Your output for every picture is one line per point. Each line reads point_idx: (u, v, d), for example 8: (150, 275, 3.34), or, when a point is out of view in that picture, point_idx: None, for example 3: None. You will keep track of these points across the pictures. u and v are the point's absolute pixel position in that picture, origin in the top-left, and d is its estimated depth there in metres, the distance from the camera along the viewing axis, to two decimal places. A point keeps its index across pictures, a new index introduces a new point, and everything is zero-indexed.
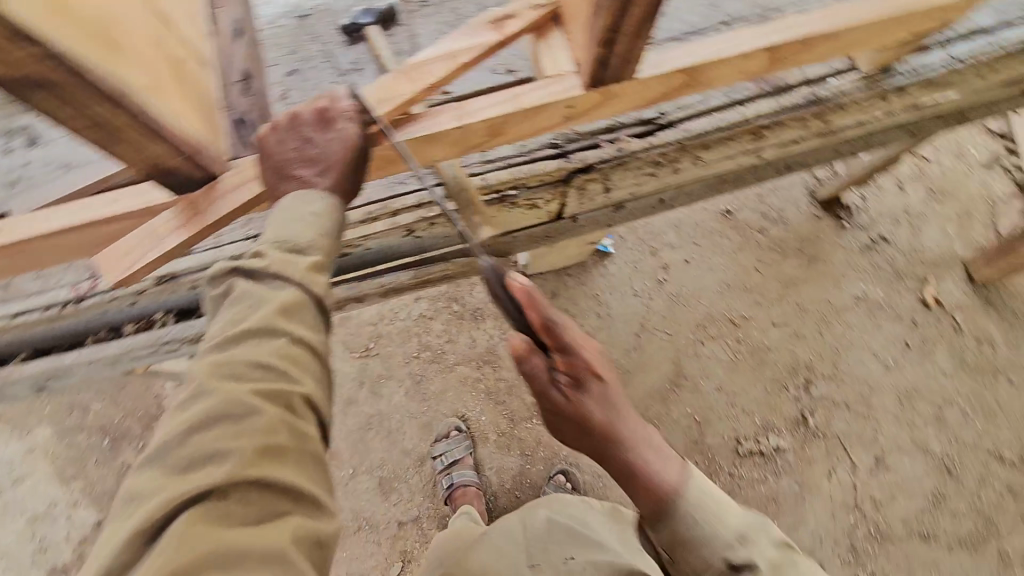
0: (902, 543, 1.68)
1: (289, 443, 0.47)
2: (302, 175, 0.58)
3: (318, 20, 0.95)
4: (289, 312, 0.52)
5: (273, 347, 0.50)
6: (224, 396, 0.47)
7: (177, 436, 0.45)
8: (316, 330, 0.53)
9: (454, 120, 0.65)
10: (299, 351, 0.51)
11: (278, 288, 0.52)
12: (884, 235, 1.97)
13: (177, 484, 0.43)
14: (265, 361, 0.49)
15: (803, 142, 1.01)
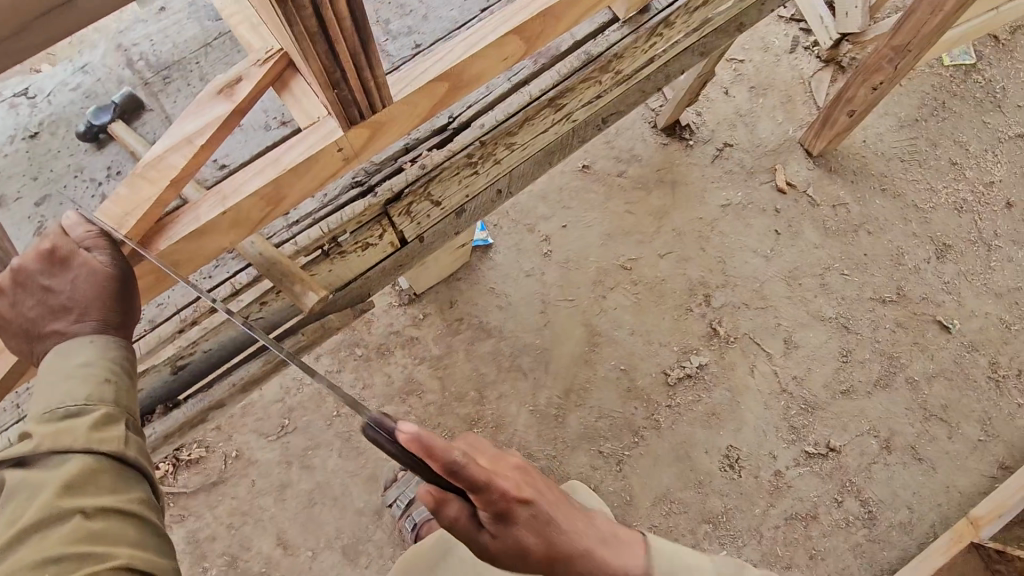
0: (830, 406, 1.83)
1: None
2: (59, 329, 0.57)
3: (52, 134, 0.88)
4: (74, 485, 0.51)
5: (64, 532, 0.49)
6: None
7: None
8: (116, 490, 0.53)
9: (218, 206, 0.61)
10: (99, 522, 0.51)
11: (63, 462, 0.52)
12: (727, 140, 2.10)
13: None
14: (55, 553, 0.48)
15: (605, 95, 1.04)
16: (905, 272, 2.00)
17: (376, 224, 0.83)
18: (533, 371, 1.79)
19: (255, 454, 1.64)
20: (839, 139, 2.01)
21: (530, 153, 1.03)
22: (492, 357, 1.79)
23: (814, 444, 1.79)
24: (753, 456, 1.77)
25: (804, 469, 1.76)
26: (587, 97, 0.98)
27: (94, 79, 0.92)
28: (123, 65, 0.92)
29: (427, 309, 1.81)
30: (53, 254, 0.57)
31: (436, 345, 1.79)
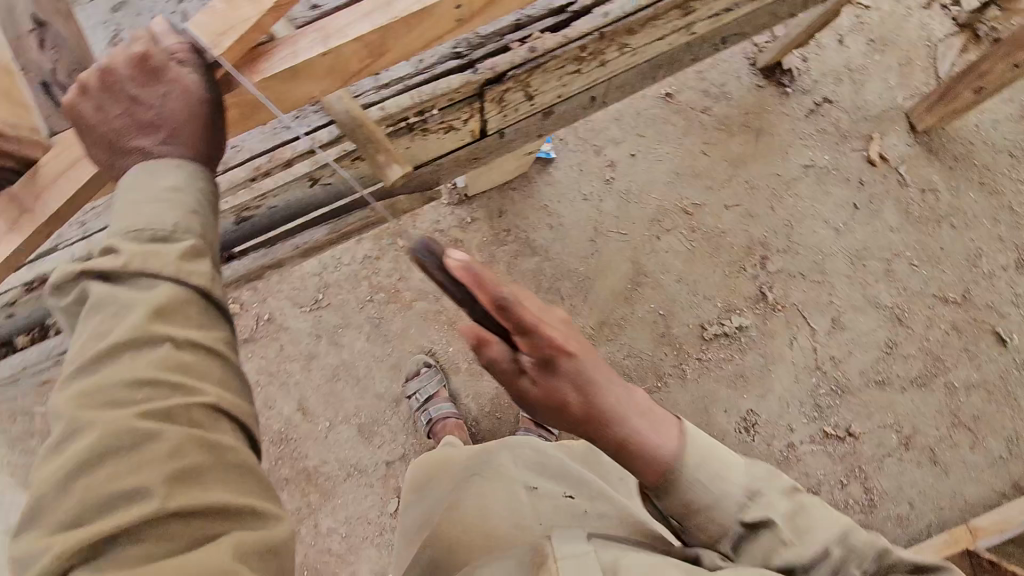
0: (861, 393, 1.78)
1: (206, 462, 0.38)
2: (143, 147, 0.46)
3: None
4: (167, 312, 0.40)
5: (159, 355, 0.39)
6: (103, 426, 0.36)
7: (83, 510, 0.34)
8: (206, 326, 0.43)
9: (317, 42, 0.53)
10: (191, 355, 0.40)
11: (152, 278, 0.41)
12: (828, 96, 1.90)
13: (86, 526, 0.34)
14: (147, 377, 0.38)
15: (737, 9, 0.91)
16: (979, 277, 1.87)
17: (465, 106, 0.75)
18: (571, 297, 1.75)
19: (287, 321, 1.69)
20: (955, 116, 1.80)
21: (637, 62, 0.93)
22: (532, 275, 1.75)
23: (834, 426, 1.75)
24: (772, 423, 1.74)
25: (816, 447, 1.74)
26: (719, 6, 0.86)
27: None
28: None
29: (475, 214, 1.76)
30: (146, 61, 0.46)
31: (479, 252, 1.75)
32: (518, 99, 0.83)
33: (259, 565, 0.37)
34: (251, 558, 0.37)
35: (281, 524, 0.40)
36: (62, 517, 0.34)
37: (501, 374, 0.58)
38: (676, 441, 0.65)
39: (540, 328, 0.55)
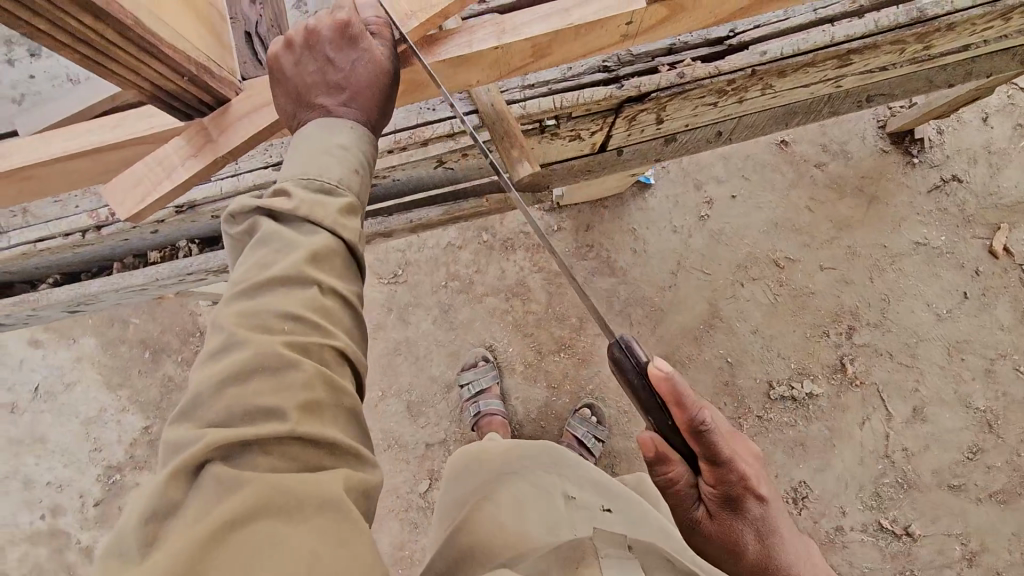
0: (929, 492, 1.65)
1: (329, 398, 0.42)
2: (326, 105, 0.51)
3: None
4: (319, 258, 0.45)
5: (306, 294, 0.43)
6: (255, 345, 0.41)
7: (226, 414, 0.39)
8: (345, 278, 0.47)
9: (492, 37, 0.56)
10: (331, 301, 0.45)
11: (313, 223, 0.46)
12: (957, 174, 1.78)
13: (221, 432, 0.38)
14: (296, 310, 0.42)
15: (893, 70, 0.87)
16: None
17: (599, 118, 0.78)
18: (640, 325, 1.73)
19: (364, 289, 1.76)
20: None
21: (774, 105, 0.90)
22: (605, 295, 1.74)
23: (892, 521, 1.63)
24: (824, 501, 1.65)
25: (868, 537, 1.63)
26: (877, 63, 0.83)
27: None
28: None
29: (562, 224, 1.78)
30: (346, 28, 0.50)
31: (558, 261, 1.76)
32: (650, 121, 0.83)
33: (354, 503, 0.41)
34: (350, 494, 0.40)
35: (374, 470, 0.44)
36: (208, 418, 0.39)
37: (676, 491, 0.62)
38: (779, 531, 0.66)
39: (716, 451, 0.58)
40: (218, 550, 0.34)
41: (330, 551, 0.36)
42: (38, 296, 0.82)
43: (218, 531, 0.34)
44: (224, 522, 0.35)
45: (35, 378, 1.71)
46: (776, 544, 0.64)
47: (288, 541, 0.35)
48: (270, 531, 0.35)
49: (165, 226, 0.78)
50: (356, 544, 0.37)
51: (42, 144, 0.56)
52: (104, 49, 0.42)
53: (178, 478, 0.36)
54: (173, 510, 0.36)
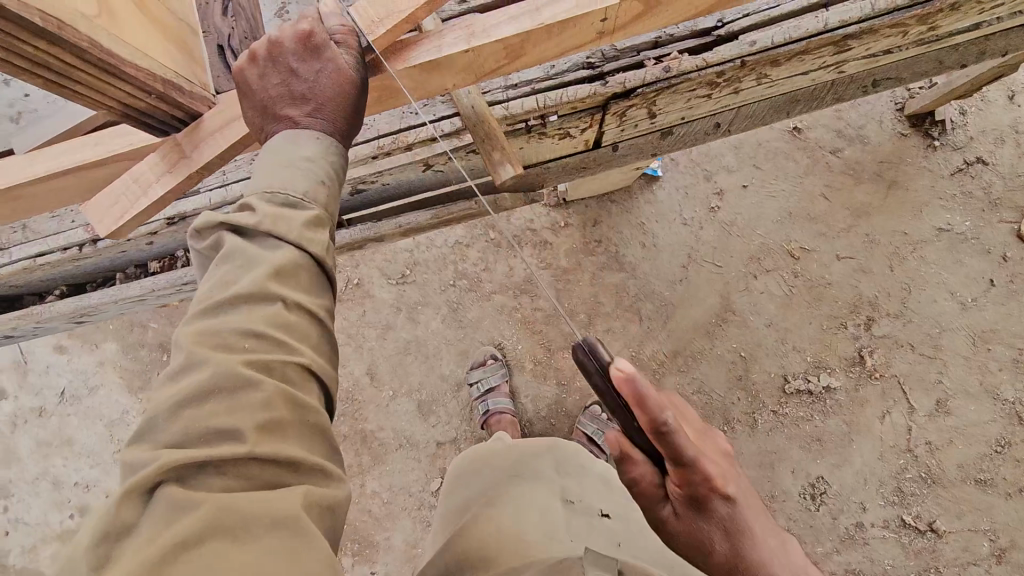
0: (953, 486, 1.59)
1: (290, 416, 0.42)
2: (294, 116, 0.51)
3: None
4: (283, 273, 0.45)
5: (271, 312, 0.43)
6: (211, 365, 0.40)
7: (181, 436, 0.39)
8: (312, 292, 0.47)
9: (462, 41, 0.55)
10: (296, 316, 0.45)
11: (275, 237, 0.46)
12: (982, 156, 1.70)
13: (174, 453, 0.38)
14: (256, 328, 0.42)
15: (897, 53, 0.84)
16: None
17: (586, 116, 0.76)
18: (650, 320, 1.70)
19: (373, 289, 1.77)
20: None
21: (773, 94, 0.87)
22: (614, 290, 1.72)
23: (916, 517, 1.58)
24: (844, 497, 1.60)
25: (891, 534, 1.58)
26: (879, 47, 0.79)
27: None
28: None
29: (569, 219, 1.76)
30: (309, 39, 0.50)
31: (566, 258, 1.74)
32: (641, 116, 0.81)
33: (315, 518, 0.40)
34: (310, 510, 0.40)
35: (340, 486, 0.44)
36: (167, 437, 0.39)
37: (642, 493, 0.59)
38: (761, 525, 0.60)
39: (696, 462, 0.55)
40: (167, 574, 0.34)
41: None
42: (43, 307, 0.84)
43: (166, 555, 0.34)
44: (173, 546, 0.35)
45: (61, 382, 1.77)
46: (746, 545, 0.58)
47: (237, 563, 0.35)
48: (220, 553, 0.36)
49: (159, 238, 0.79)
50: (310, 566, 0.37)
51: (28, 164, 0.58)
52: (64, 73, 0.42)
53: (132, 498, 0.37)
54: (125, 532, 0.36)
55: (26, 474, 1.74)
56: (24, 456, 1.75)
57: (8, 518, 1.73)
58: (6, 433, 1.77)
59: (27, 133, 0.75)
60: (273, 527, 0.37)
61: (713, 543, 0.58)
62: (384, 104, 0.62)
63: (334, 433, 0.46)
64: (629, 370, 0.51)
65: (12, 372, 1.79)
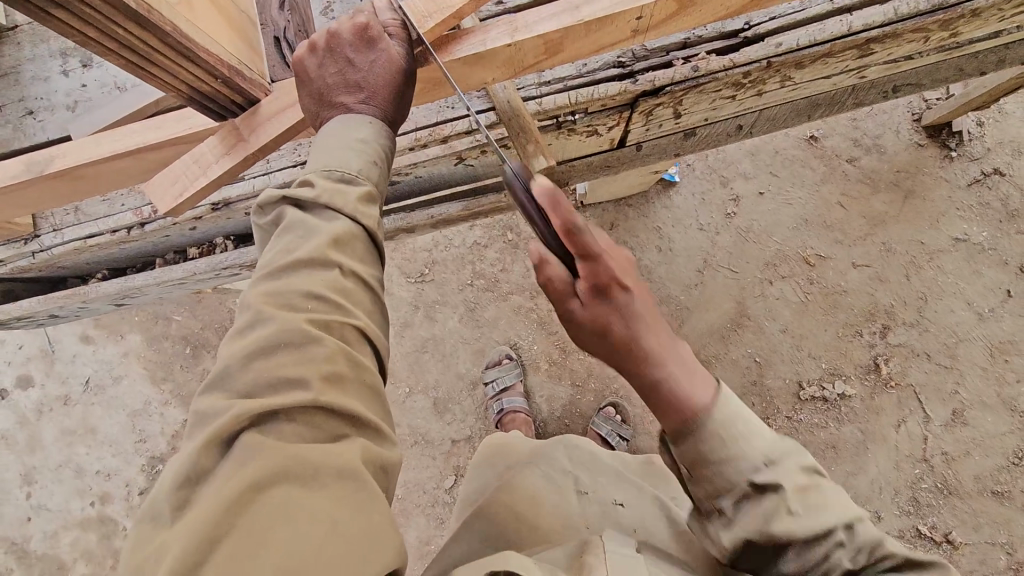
0: (968, 495, 1.58)
1: (351, 373, 0.44)
2: (348, 103, 0.54)
3: None
4: (341, 242, 0.48)
5: (329, 276, 0.46)
6: (281, 324, 0.44)
7: (252, 386, 0.42)
8: (366, 261, 0.50)
9: (505, 35, 0.58)
10: (352, 282, 0.48)
11: (333, 210, 0.49)
12: (1000, 167, 1.71)
13: (248, 400, 0.41)
14: (319, 290, 0.45)
15: (917, 60, 0.87)
16: None
17: (614, 113, 0.79)
18: (665, 324, 1.72)
19: (392, 288, 1.81)
20: None
21: (795, 97, 0.90)
22: None
23: (931, 527, 1.57)
24: (857, 505, 1.60)
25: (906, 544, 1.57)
26: (902, 52, 0.82)
27: None
28: None
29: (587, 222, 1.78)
30: (364, 31, 0.53)
31: None
32: (667, 115, 0.84)
33: (372, 474, 0.43)
34: (366, 462, 0.43)
35: (393, 447, 0.46)
36: (239, 385, 0.42)
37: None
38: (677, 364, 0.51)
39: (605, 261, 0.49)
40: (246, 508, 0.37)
41: (345, 517, 0.39)
42: (88, 288, 0.88)
43: (245, 490, 0.38)
44: (251, 481, 0.38)
45: (87, 372, 1.81)
46: (641, 333, 0.50)
47: (307, 508, 0.38)
48: (293, 496, 0.39)
49: (202, 224, 0.82)
50: (367, 510, 0.40)
51: (93, 146, 0.61)
52: (146, 56, 0.46)
53: (214, 443, 0.40)
54: (206, 476, 0.39)
55: (50, 461, 1.78)
56: (48, 443, 1.80)
57: (30, 504, 1.77)
58: (32, 421, 1.81)
59: (86, 120, 0.79)
60: (335, 474, 0.40)
61: (614, 330, 0.50)
62: (427, 95, 0.66)
63: (390, 398, 0.49)
64: (551, 183, 0.47)
65: (39, 362, 1.83)
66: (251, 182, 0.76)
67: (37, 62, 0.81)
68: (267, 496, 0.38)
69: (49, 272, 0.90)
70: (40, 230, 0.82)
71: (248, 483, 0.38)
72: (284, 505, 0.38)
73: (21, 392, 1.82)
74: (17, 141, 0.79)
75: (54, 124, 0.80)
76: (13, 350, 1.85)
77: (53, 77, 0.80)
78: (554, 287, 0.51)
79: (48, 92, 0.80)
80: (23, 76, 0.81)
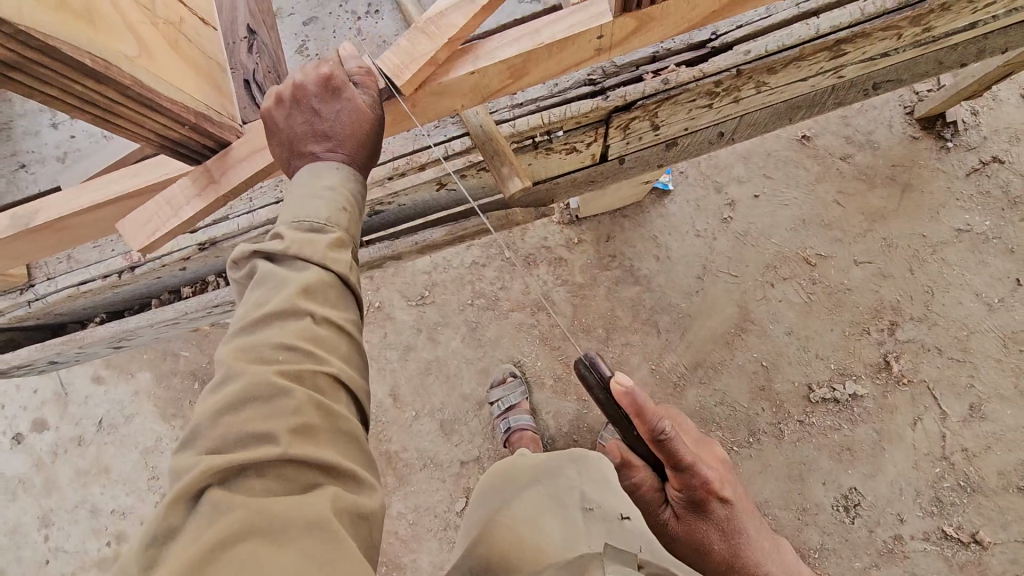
0: (993, 491, 1.53)
1: (322, 423, 0.44)
2: (315, 151, 0.55)
3: None
4: (311, 289, 0.49)
5: (299, 325, 0.47)
6: (251, 376, 0.44)
7: (222, 442, 0.42)
8: (339, 306, 0.50)
9: (467, 64, 0.59)
10: (324, 329, 0.48)
11: (303, 259, 0.50)
12: (998, 154, 1.69)
13: (218, 456, 0.41)
14: (288, 341, 0.46)
15: (895, 57, 0.86)
16: None
17: (590, 130, 0.79)
18: (669, 332, 1.70)
19: (394, 312, 1.81)
20: None
21: (774, 101, 0.90)
22: (631, 303, 1.73)
23: (956, 527, 1.52)
24: (878, 508, 1.56)
25: (932, 546, 1.52)
26: (877, 51, 0.82)
27: None
28: None
29: (583, 235, 1.79)
30: (329, 82, 0.55)
31: (581, 274, 1.76)
32: (645, 128, 0.84)
33: (348, 524, 0.43)
34: (339, 514, 0.42)
35: (371, 494, 0.45)
36: (211, 441, 0.42)
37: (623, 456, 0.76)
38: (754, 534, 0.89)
39: (693, 474, 0.79)
40: (208, 569, 0.36)
41: (312, 574, 0.38)
42: (86, 333, 0.89)
43: (208, 548, 0.37)
44: (214, 540, 0.37)
45: (99, 412, 1.83)
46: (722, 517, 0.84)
47: (272, 561, 0.37)
48: (258, 551, 0.38)
49: (190, 265, 0.84)
50: (339, 563, 0.39)
51: (74, 198, 0.63)
52: (110, 108, 0.47)
53: (180, 504, 0.39)
54: (171, 537, 0.39)
55: (66, 503, 1.80)
56: (63, 485, 1.81)
57: (49, 547, 1.78)
58: (47, 464, 1.83)
59: (75, 170, 0.81)
60: (303, 527, 0.39)
61: (713, 540, 0.84)
62: (397, 128, 0.66)
63: (369, 444, 0.49)
64: (629, 384, 0.70)
65: (53, 405, 1.86)
66: (234, 225, 0.77)
67: (26, 117, 0.84)
68: (230, 556, 0.37)
69: (46, 320, 0.91)
70: (34, 279, 0.84)
71: (211, 542, 0.37)
72: (249, 565, 0.37)
73: (36, 435, 1.85)
74: (12, 194, 0.82)
75: (46, 176, 0.82)
76: (27, 394, 1.87)
77: (43, 130, 0.83)
78: (658, 467, 0.78)
79: (39, 144, 0.83)
80: (14, 131, 0.83)
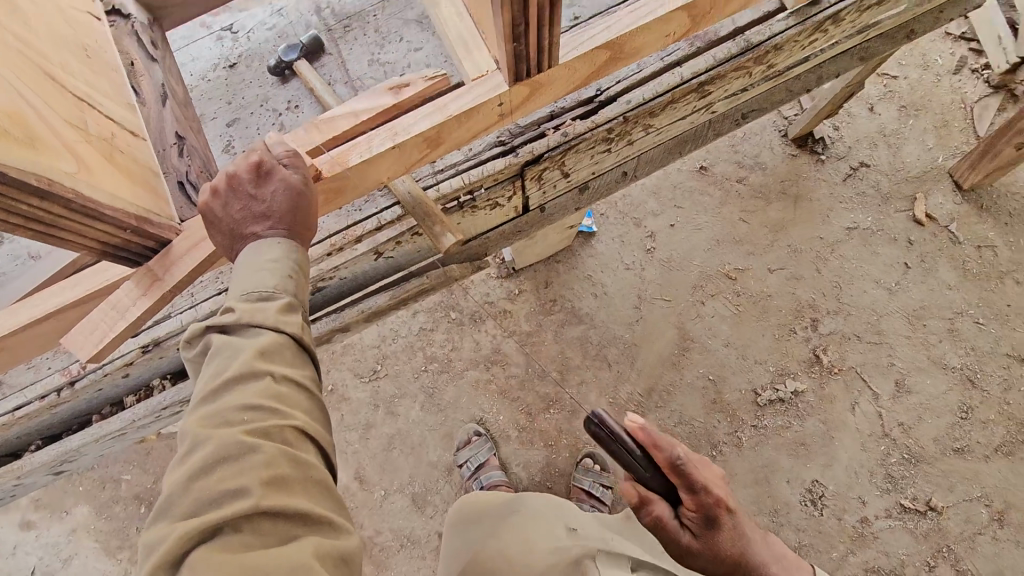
0: (933, 457, 1.66)
1: (293, 473, 0.46)
2: (255, 231, 0.59)
3: (246, 67, 1.14)
4: (267, 353, 0.51)
5: (260, 385, 0.49)
6: (217, 441, 0.46)
7: (196, 508, 0.43)
8: (297, 365, 0.53)
9: (388, 140, 0.66)
10: (285, 386, 0.50)
11: (257, 326, 0.53)
12: (863, 159, 1.95)
13: (193, 521, 0.42)
14: (251, 402, 0.48)
15: (752, 91, 1.02)
16: None
17: (508, 185, 0.87)
18: (619, 363, 1.77)
19: (348, 391, 1.79)
20: (998, 169, 1.78)
21: (663, 139, 1.02)
22: (579, 342, 1.80)
23: (912, 499, 1.63)
24: (839, 496, 1.64)
25: (895, 522, 1.61)
26: (736, 88, 0.96)
27: (286, 23, 1.18)
28: (311, 15, 1.16)
29: (522, 285, 1.86)
30: (259, 166, 0.59)
31: (527, 322, 1.83)
32: (556, 176, 0.93)
33: (331, 566, 0.44)
34: (319, 559, 0.43)
35: (350, 537, 0.47)
36: (185, 510, 0.44)
37: (662, 526, 0.79)
38: (759, 549, 0.85)
39: (705, 490, 0.77)
40: None
41: None
42: (23, 462, 0.85)
43: None
44: None
45: (31, 561, 1.65)
46: (744, 543, 0.82)
47: None
48: None
49: (133, 369, 0.82)
50: None
51: (13, 315, 0.63)
52: (55, 224, 0.50)
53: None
54: None
55: None
56: None
57: None
58: None
59: None
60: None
61: (727, 550, 0.80)
62: (334, 204, 0.71)
63: (341, 491, 0.50)
64: (641, 418, 0.73)
65: None
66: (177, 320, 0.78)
67: None
68: None
69: None
70: None
71: None
72: None
73: None
74: None
75: None
76: None
77: None
78: (663, 524, 0.79)
79: None
80: None
